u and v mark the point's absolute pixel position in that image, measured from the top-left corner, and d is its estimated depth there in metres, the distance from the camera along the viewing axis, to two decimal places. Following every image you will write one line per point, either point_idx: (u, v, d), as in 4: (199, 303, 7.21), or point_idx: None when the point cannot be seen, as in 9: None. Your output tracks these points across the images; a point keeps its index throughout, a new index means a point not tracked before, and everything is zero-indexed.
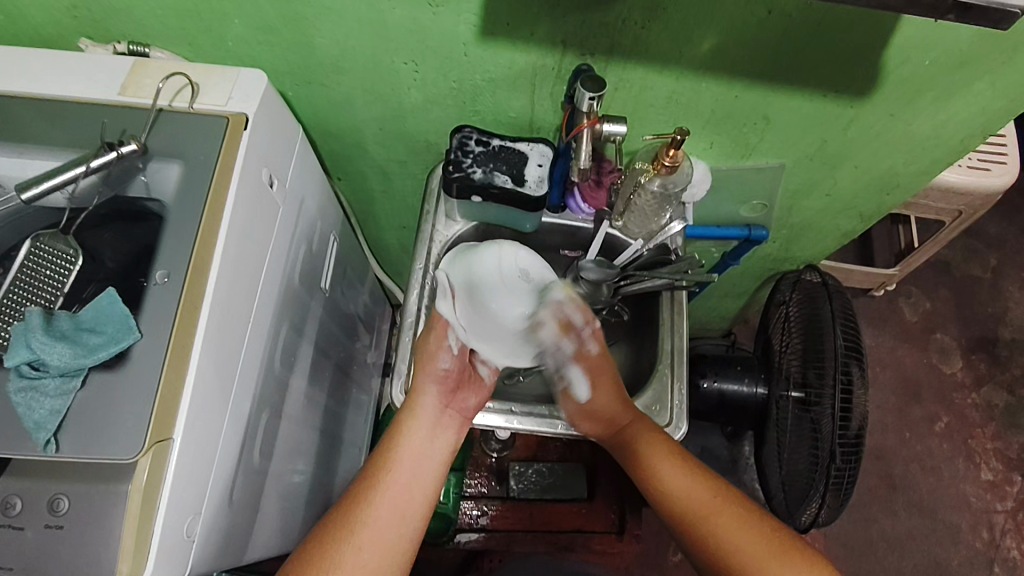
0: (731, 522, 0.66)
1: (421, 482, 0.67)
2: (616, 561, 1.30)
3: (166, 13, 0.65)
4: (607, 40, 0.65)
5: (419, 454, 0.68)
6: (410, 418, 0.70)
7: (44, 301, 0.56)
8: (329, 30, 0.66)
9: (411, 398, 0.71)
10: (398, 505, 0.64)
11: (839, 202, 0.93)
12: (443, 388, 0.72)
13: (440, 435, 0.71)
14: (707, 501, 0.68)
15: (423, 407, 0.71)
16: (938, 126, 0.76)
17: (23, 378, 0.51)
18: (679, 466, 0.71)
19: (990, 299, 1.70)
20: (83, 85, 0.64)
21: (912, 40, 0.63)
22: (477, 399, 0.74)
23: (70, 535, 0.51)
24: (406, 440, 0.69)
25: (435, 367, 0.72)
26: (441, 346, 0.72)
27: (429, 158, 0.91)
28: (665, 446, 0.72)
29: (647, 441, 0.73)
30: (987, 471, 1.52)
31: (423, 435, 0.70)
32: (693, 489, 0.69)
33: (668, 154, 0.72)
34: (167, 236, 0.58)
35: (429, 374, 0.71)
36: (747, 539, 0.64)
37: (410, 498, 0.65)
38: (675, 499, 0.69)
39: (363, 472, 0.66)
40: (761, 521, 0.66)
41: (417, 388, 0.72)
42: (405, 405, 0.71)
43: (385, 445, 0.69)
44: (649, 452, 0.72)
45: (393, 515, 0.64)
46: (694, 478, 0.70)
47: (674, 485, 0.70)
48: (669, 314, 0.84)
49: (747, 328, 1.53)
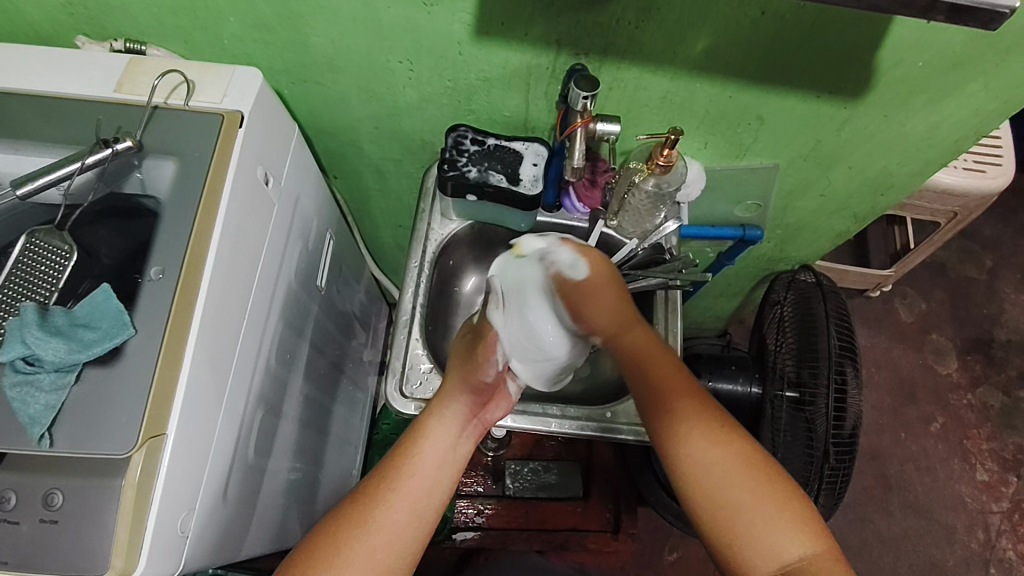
0: (730, 460, 0.60)
1: (442, 487, 0.63)
2: (610, 560, 1.30)
3: (162, 11, 0.66)
4: (602, 39, 0.65)
5: (442, 457, 0.64)
6: (435, 423, 0.66)
7: (41, 297, 0.56)
8: (324, 28, 0.67)
9: (441, 401, 0.67)
10: (414, 508, 0.62)
11: (833, 202, 0.94)
12: (478, 396, 0.69)
13: (465, 443, 0.67)
14: (710, 429, 0.62)
15: (452, 411, 0.67)
16: (932, 127, 0.76)
17: (19, 373, 0.52)
18: (689, 391, 0.65)
19: (986, 300, 1.70)
20: (79, 82, 0.65)
21: (904, 41, 0.63)
22: (505, 411, 0.72)
23: (64, 530, 0.51)
24: (429, 444, 0.65)
25: (477, 376, 0.69)
26: (487, 360, 0.71)
27: (425, 156, 0.91)
28: (676, 366, 0.67)
29: (655, 356, 0.67)
30: (982, 472, 1.53)
31: (449, 437, 0.65)
32: (698, 413, 0.63)
33: (662, 153, 0.73)
34: (161, 232, 0.59)
35: (467, 382, 0.69)
36: (743, 479, 0.60)
37: (428, 502, 0.62)
38: (669, 417, 0.63)
39: (382, 471, 0.64)
40: (764, 464, 0.61)
41: (449, 394, 0.68)
42: (432, 409, 0.67)
43: (403, 446, 0.65)
44: (659, 364, 0.67)
45: (409, 519, 0.61)
46: (701, 404, 0.64)
47: (679, 406, 0.64)
48: (663, 314, 0.84)
49: (742, 328, 1.53)
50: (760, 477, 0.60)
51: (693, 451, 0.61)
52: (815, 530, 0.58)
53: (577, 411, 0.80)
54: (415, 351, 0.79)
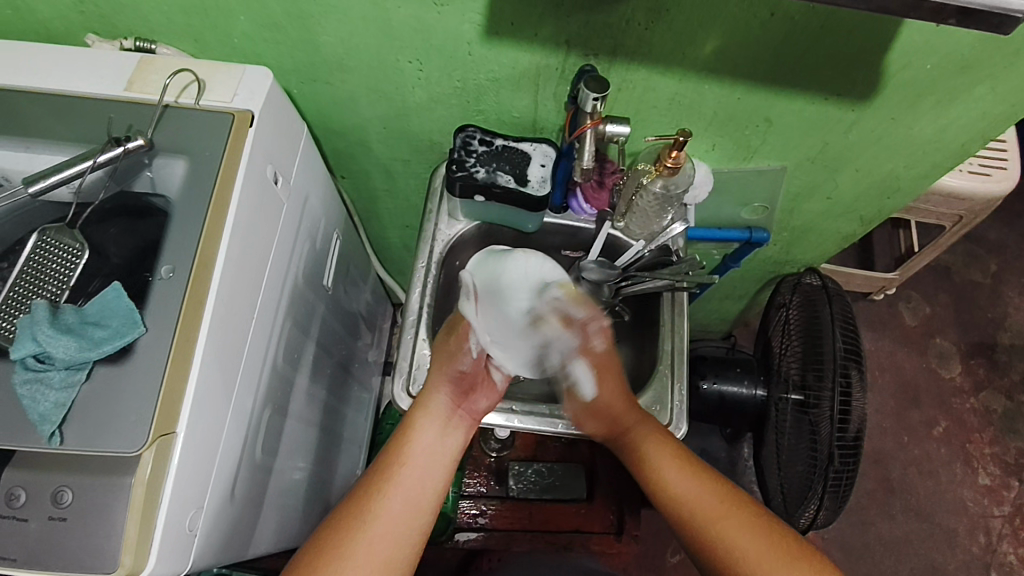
0: (741, 532, 0.65)
1: (433, 476, 0.66)
2: (616, 560, 1.30)
3: (173, 10, 0.66)
4: (611, 41, 0.65)
5: (429, 447, 0.67)
6: (422, 414, 0.68)
7: (50, 294, 0.56)
8: (334, 28, 0.67)
9: (424, 394, 0.70)
10: (409, 499, 0.63)
11: (840, 205, 0.94)
12: (457, 387, 0.71)
13: (451, 433, 0.69)
14: (718, 509, 0.67)
15: (435, 404, 0.69)
16: (939, 130, 0.76)
17: (29, 371, 0.52)
18: (687, 471, 0.70)
19: (990, 304, 1.70)
20: (90, 80, 0.65)
21: (914, 44, 0.63)
22: (489, 403, 0.72)
23: (73, 527, 0.51)
24: (418, 435, 0.67)
25: (455, 367, 0.70)
26: (460, 347, 0.71)
27: (432, 157, 0.91)
28: (674, 451, 0.72)
29: (658, 450, 0.72)
30: (985, 476, 1.53)
31: (434, 429, 0.68)
32: (701, 494, 0.68)
33: (671, 154, 0.73)
34: (172, 231, 0.59)
35: (446, 374, 0.70)
36: (758, 547, 0.64)
37: (422, 492, 0.64)
38: (678, 495, 0.69)
39: (375, 466, 0.66)
40: (770, 527, 0.65)
41: (430, 386, 0.70)
42: (417, 402, 0.69)
43: (395, 440, 0.68)
44: (656, 460, 0.71)
45: (404, 508, 0.63)
46: (702, 484, 0.69)
47: (682, 491, 0.69)
48: (669, 317, 0.84)
49: (747, 330, 1.53)
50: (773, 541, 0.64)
51: (709, 534, 0.66)
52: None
53: None
54: (422, 351, 0.79)
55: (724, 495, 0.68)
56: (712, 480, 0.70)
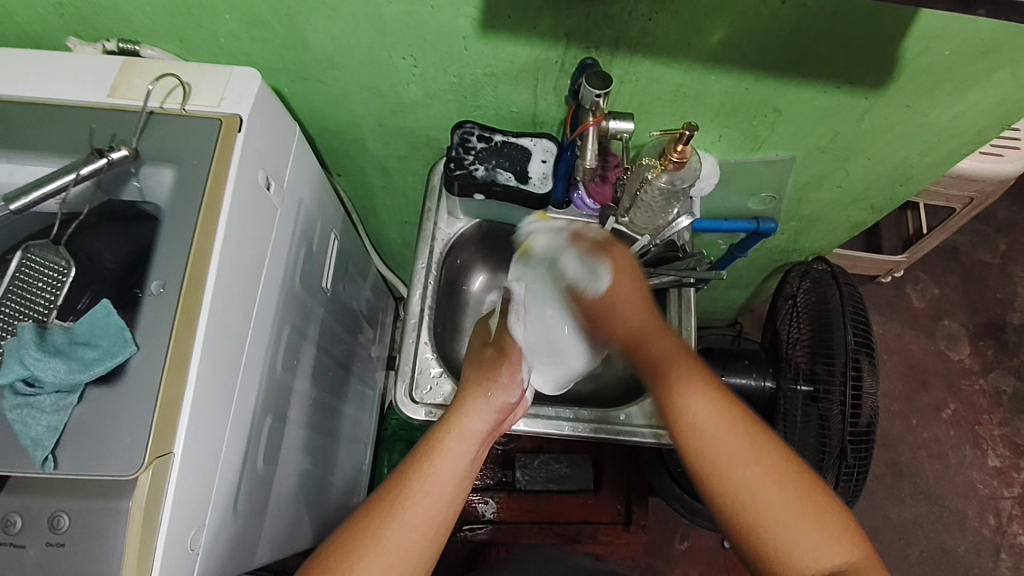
0: (768, 484, 0.59)
1: (457, 500, 0.62)
2: (620, 550, 1.27)
3: (155, 9, 0.63)
4: (614, 32, 0.62)
5: (455, 477, 0.62)
6: (452, 438, 0.64)
7: (39, 314, 0.54)
8: (324, 25, 0.64)
9: (461, 417, 0.65)
10: (429, 523, 0.59)
11: (850, 194, 0.91)
12: (498, 414, 0.68)
13: (481, 454, 0.66)
14: (745, 447, 0.61)
15: (471, 429, 0.65)
16: (956, 116, 0.73)
17: (19, 396, 0.50)
18: (722, 421, 0.62)
19: (999, 284, 1.68)
20: (70, 85, 0.62)
21: (933, 29, 0.60)
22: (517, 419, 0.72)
23: (72, 553, 0.50)
24: (443, 460, 0.62)
25: (502, 397, 0.68)
26: (514, 379, 0.69)
27: (429, 153, 0.88)
28: (700, 381, 0.64)
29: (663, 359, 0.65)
30: (994, 457, 1.52)
31: (460, 456, 0.63)
32: (727, 439, 0.61)
33: (676, 149, 0.70)
34: (161, 242, 0.57)
35: (489, 403, 0.67)
36: (781, 503, 0.59)
37: (443, 517, 0.60)
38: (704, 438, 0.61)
39: (392, 478, 0.61)
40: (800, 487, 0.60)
41: (468, 409, 0.66)
42: (450, 425, 0.64)
43: (419, 454, 0.63)
44: (687, 400, 0.63)
45: (424, 532, 0.59)
46: (728, 427, 0.62)
47: (715, 446, 0.61)
48: (676, 312, 0.83)
49: (753, 317, 1.51)
50: (798, 498, 0.59)
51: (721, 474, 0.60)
52: (854, 537, 0.59)
53: (590, 412, 0.79)
54: (425, 354, 0.78)
55: (749, 439, 0.61)
56: (723, 397, 0.63)
